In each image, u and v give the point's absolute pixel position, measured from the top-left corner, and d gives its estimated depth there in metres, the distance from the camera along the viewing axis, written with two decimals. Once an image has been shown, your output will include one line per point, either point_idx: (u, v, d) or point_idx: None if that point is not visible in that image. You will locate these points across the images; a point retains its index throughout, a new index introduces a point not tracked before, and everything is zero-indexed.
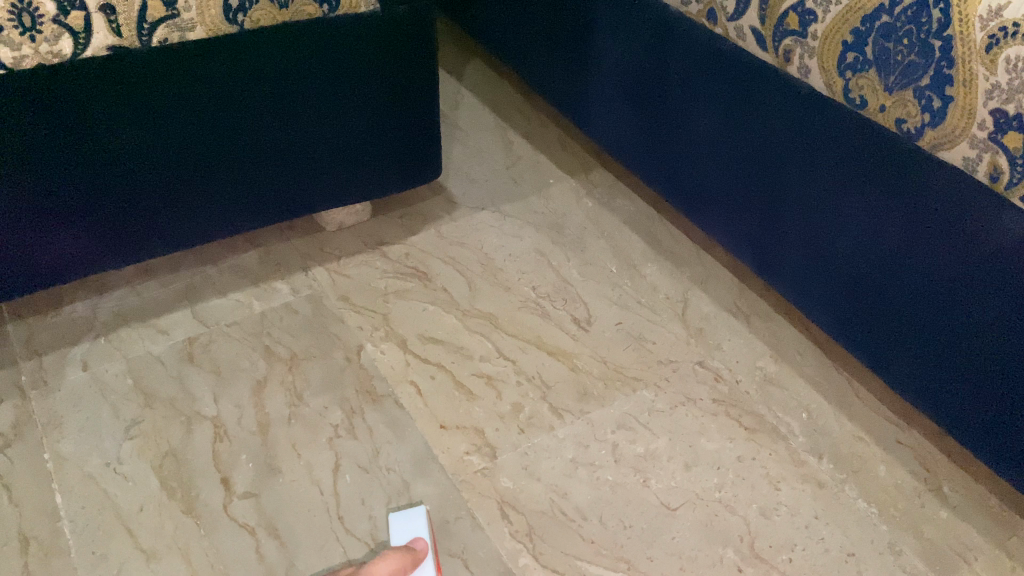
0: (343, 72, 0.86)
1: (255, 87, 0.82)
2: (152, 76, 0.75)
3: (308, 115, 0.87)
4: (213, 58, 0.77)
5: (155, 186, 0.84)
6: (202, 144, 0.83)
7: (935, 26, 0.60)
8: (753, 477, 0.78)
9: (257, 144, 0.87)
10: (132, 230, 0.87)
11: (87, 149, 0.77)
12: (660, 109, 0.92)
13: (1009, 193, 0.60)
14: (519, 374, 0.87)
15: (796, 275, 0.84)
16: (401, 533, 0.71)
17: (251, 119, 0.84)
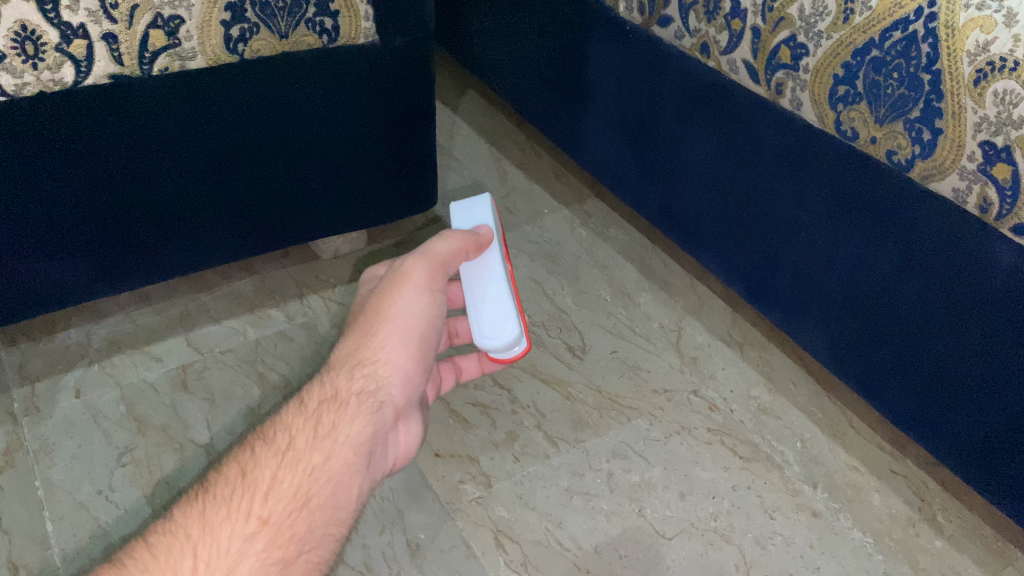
0: (344, 99, 0.87)
1: (255, 111, 0.82)
2: (154, 101, 0.76)
3: (306, 138, 0.88)
4: (213, 84, 0.78)
5: (155, 210, 0.85)
6: (203, 165, 0.84)
7: (924, 60, 0.61)
8: (749, 506, 0.78)
9: (258, 166, 0.87)
10: (134, 261, 0.88)
11: (89, 169, 0.78)
12: (653, 141, 0.94)
13: (999, 224, 0.60)
14: (513, 404, 0.87)
15: (788, 304, 0.85)
16: (466, 219, 0.68)
17: (251, 141, 0.85)
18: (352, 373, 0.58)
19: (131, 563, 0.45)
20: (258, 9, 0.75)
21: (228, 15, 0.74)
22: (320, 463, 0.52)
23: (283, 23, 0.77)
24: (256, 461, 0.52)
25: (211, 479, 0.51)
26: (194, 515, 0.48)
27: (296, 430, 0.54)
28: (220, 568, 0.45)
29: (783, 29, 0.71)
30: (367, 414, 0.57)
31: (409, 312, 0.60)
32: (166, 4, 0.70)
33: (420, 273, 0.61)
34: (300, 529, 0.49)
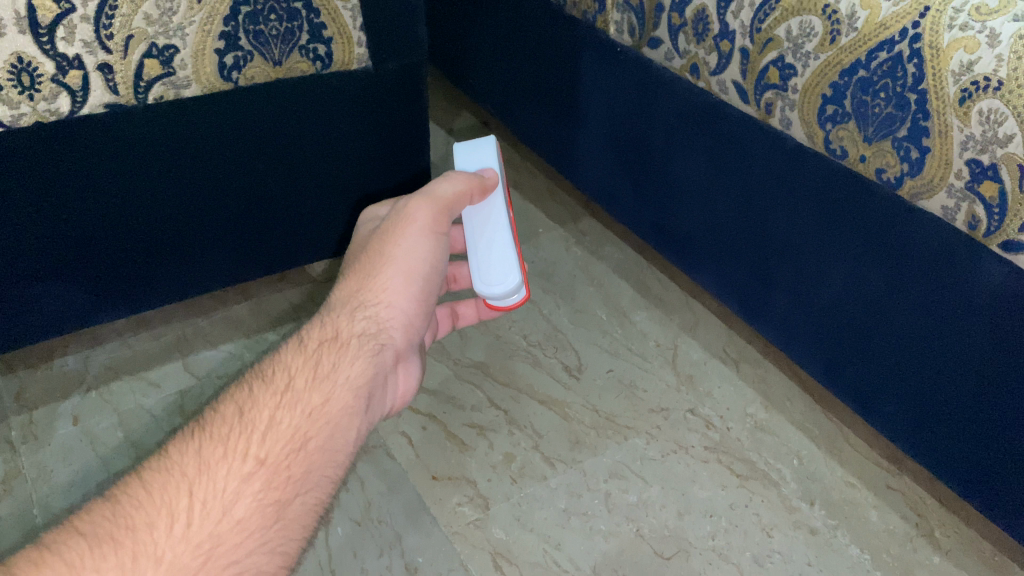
0: (337, 124, 0.87)
1: (250, 134, 0.83)
2: (150, 126, 0.76)
3: (301, 161, 0.89)
4: (208, 110, 0.78)
5: (153, 233, 0.85)
6: (199, 186, 0.84)
7: (909, 79, 0.60)
8: (746, 524, 0.78)
9: (254, 187, 0.88)
10: (121, 258, 0.85)
11: (86, 192, 0.78)
12: (647, 161, 0.95)
13: (988, 240, 0.59)
14: (510, 424, 0.87)
15: (783, 321, 0.86)
16: (470, 162, 0.69)
17: (247, 163, 0.85)
18: (351, 316, 0.57)
19: (120, 502, 0.41)
20: (252, 37, 0.76)
21: (222, 44, 0.75)
22: (320, 404, 0.50)
23: (276, 50, 0.78)
24: (252, 397, 0.49)
25: (203, 417, 0.47)
26: (188, 452, 0.44)
27: (294, 369, 0.52)
28: (216, 508, 0.42)
29: (771, 50, 0.70)
30: (366, 357, 0.55)
31: (410, 256, 0.61)
32: (160, 34, 0.71)
33: (423, 214, 0.62)
34: (298, 470, 0.46)
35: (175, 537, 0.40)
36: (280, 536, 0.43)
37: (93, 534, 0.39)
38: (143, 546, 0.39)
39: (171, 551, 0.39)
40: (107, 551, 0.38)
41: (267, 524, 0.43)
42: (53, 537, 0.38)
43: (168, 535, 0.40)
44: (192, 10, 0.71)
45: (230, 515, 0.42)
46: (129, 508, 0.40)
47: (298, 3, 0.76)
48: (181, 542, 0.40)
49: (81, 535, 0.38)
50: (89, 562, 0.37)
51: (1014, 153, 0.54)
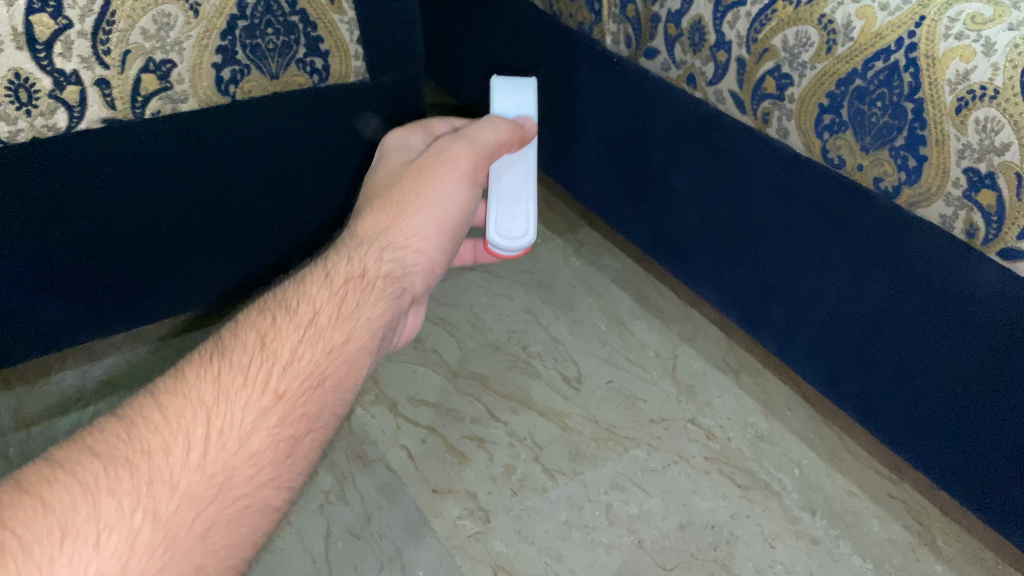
0: (333, 134, 0.88)
1: (250, 145, 0.83)
2: (151, 139, 0.77)
3: (298, 170, 0.89)
4: (208, 123, 0.79)
5: (153, 245, 0.85)
6: (200, 196, 0.84)
7: (906, 88, 0.59)
8: (748, 534, 0.78)
9: (253, 197, 0.88)
10: (132, 259, 0.85)
11: (88, 204, 0.78)
12: (645, 171, 0.95)
13: (986, 248, 0.59)
14: (510, 436, 0.87)
15: (783, 331, 0.86)
16: (508, 110, 0.77)
17: (246, 173, 0.86)
18: (379, 253, 0.57)
19: (136, 424, 0.40)
20: (249, 51, 0.76)
21: (219, 58, 0.75)
22: (343, 341, 0.48)
23: (274, 63, 0.79)
24: (277, 328, 0.47)
25: (224, 342, 0.46)
26: (207, 378, 0.43)
27: (319, 302, 0.50)
28: (232, 438, 0.41)
29: (768, 60, 0.70)
30: (389, 298, 0.54)
31: (442, 199, 0.61)
32: (157, 49, 0.71)
33: (463, 157, 0.63)
34: (315, 406, 0.45)
35: (190, 466, 0.39)
36: (292, 471, 0.42)
37: (109, 457, 0.38)
38: (158, 471, 0.38)
39: (185, 480, 0.38)
40: (120, 476, 0.37)
41: (280, 460, 0.42)
42: (67, 456, 0.37)
43: (182, 463, 0.39)
44: (189, 25, 0.71)
45: (246, 447, 0.41)
46: (145, 431, 0.39)
47: (295, 17, 0.76)
48: (196, 471, 0.39)
49: (96, 457, 0.38)
50: (102, 486, 0.36)
51: (1010, 162, 0.54)
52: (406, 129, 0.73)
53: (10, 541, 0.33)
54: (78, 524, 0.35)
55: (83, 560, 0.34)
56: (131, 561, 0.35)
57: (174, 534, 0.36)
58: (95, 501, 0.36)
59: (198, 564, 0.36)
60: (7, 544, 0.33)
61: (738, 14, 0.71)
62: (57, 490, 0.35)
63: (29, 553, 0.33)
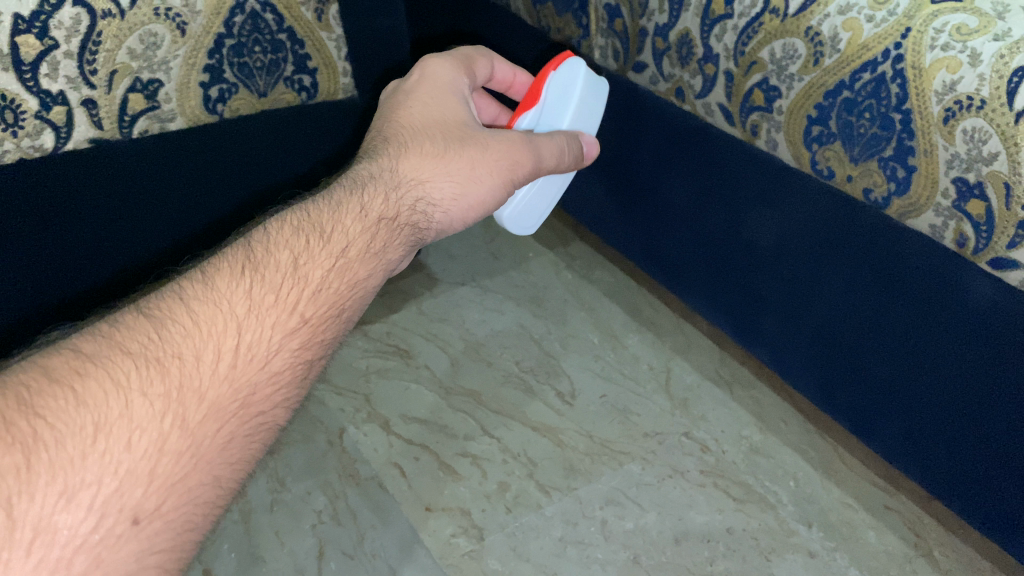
0: (324, 142, 0.92)
1: (246, 148, 0.86)
2: (152, 142, 0.78)
3: (285, 179, 0.92)
4: (205, 129, 0.81)
5: (150, 246, 0.85)
6: (195, 198, 0.85)
7: (893, 99, 0.59)
8: (744, 549, 0.77)
9: (245, 207, 0.90)
10: (137, 248, 0.84)
11: (94, 205, 0.78)
12: (636, 184, 0.95)
13: (976, 257, 0.59)
14: (504, 453, 0.87)
15: (776, 342, 0.86)
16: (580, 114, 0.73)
17: (238, 178, 0.87)
18: (407, 198, 0.56)
19: (168, 324, 0.40)
20: (236, 70, 0.79)
21: (206, 76, 0.78)
22: (364, 279, 0.49)
23: (261, 82, 0.82)
24: (310, 251, 0.47)
25: (256, 254, 0.46)
26: (240, 289, 0.43)
27: (350, 234, 0.50)
28: (259, 356, 0.41)
29: (755, 72, 0.70)
30: (409, 245, 0.55)
31: (484, 189, 0.61)
32: (144, 68, 0.73)
33: (520, 170, 0.63)
34: (331, 339, 0.45)
35: (218, 377, 0.39)
36: (301, 396, 0.43)
37: (140, 355, 0.38)
38: (189, 378, 0.38)
39: (212, 391, 0.39)
40: (153, 377, 0.37)
41: (295, 386, 0.43)
42: (98, 349, 0.37)
43: (212, 372, 0.39)
44: (176, 44, 0.74)
45: (270, 365, 0.41)
46: (177, 334, 0.39)
47: (282, 35, 0.80)
48: (223, 383, 0.39)
49: (128, 354, 0.38)
50: (135, 385, 0.37)
51: (998, 171, 0.54)
52: (452, 67, 0.68)
53: (45, 431, 0.33)
54: (111, 422, 0.35)
55: (113, 460, 0.34)
56: (159, 466, 0.36)
57: (199, 444, 0.37)
58: (128, 399, 0.36)
59: (215, 476, 0.38)
60: (42, 433, 0.33)
61: (724, 28, 0.71)
62: (91, 383, 0.36)
63: (61, 446, 0.33)
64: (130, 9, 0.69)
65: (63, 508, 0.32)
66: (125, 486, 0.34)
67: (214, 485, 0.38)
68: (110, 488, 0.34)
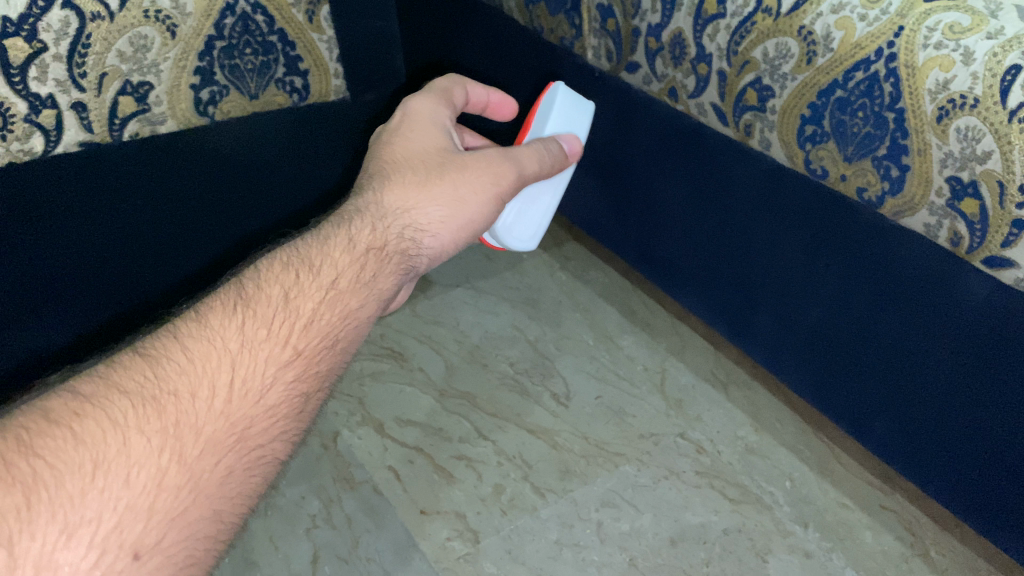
0: (312, 144, 0.93)
1: (235, 157, 0.86)
2: (144, 155, 0.78)
3: (271, 183, 0.93)
4: (195, 140, 0.81)
5: (142, 257, 0.86)
6: (186, 209, 0.86)
7: (887, 98, 0.59)
8: (740, 550, 0.77)
9: (231, 210, 0.90)
10: (130, 259, 0.85)
11: (88, 220, 0.78)
12: (629, 185, 0.95)
13: (970, 257, 0.59)
14: (499, 455, 0.86)
15: (770, 343, 0.85)
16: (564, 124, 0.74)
17: (227, 186, 0.88)
18: (398, 227, 0.56)
19: (162, 364, 0.40)
20: (227, 72, 0.79)
21: (197, 79, 0.77)
22: (358, 308, 0.49)
23: (252, 84, 0.82)
24: (299, 285, 0.47)
25: (247, 291, 0.46)
26: (233, 325, 0.43)
27: (340, 265, 0.50)
28: (253, 390, 0.41)
29: (748, 72, 0.70)
30: (402, 272, 0.54)
31: (474, 206, 0.61)
32: (134, 71, 0.73)
33: (505, 182, 0.62)
34: (329, 371, 0.45)
35: (214, 412, 0.39)
36: (302, 429, 0.43)
37: (136, 394, 0.38)
38: (185, 415, 0.39)
39: (209, 426, 0.39)
40: (149, 415, 0.38)
41: (294, 418, 0.43)
42: (95, 391, 0.38)
43: (208, 408, 0.39)
44: (167, 46, 0.73)
45: (266, 400, 0.42)
46: (172, 372, 0.40)
47: (274, 36, 0.80)
48: (219, 417, 0.40)
49: (124, 394, 0.38)
50: (132, 423, 0.37)
51: (992, 170, 0.54)
52: (432, 96, 0.67)
53: (44, 472, 0.34)
54: (109, 459, 0.36)
55: (112, 496, 0.35)
56: (158, 500, 0.36)
57: (198, 477, 0.37)
58: (125, 436, 0.37)
59: (216, 510, 0.38)
60: (42, 473, 0.34)
61: (717, 27, 0.71)
62: (88, 422, 0.36)
63: (61, 485, 0.34)
64: (119, 12, 0.69)
65: (63, 545, 0.33)
66: (125, 521, 0.34)
67: (216, 520, 0.38)
68: (110, 523, 0.34)
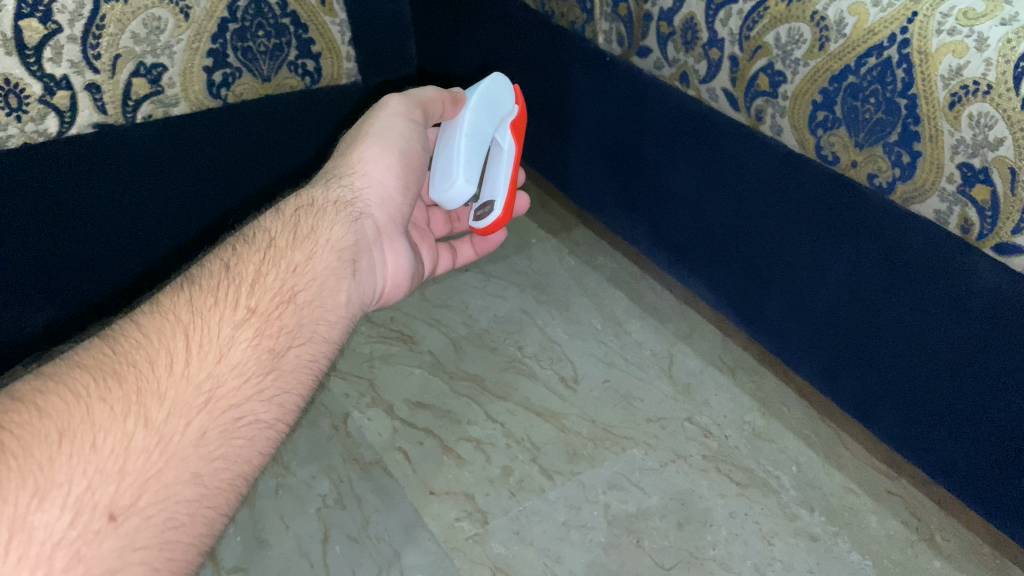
0: (319, 129, 0.93)
1: (240, 141, 0.87)
2: (151, 138, 0.79)
3: (274, 170, 0.93)
4: (202, 125, 0.82)
5: (146, 244, 0.86)
6: (189, 195, 0.87)
7: (899, 84, 0.59)
8: (747, 533, 0.78)
9: (233, 198, 0.91)
10: (135, 245, 0.85)
11: (93, 202, 0.79)
12: (637, 170, 0.95)
13: (981, 243, 0.59)
14: (507, 437, 0.87)
15: (778, 328, 0.86)
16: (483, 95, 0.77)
17: (230, 172, 0.89)
18: (327, 187, 0.64)
19: (118, 342, 0.43)
20: (240, 54, 0.80)
21: (210, 61, 0.78)
22: (303, 260, 0.55)
23: (265, 67, 0.83)
24: (238, 256, 0.53)
25: (192, 272, 0.51)
26: (181, 302, 0.47)
27: (275, 230, 0.57)
28: (211, 353, 0.45)
29: (760, 57, 0.70)
30: (348, 219, 0.61)
31: (389, 132, 0.69)
32: (148, 53, 0.73)
33: (410, 111, 0.70)
34: (288, 318, 0.50)
35: (173, 377, 0.43)
36: (270, 385, 0.47)
37: (96, 368, 0.41)
38: (145, 383, 0.42)
39: (171, 390, 0.42)
40: (110, 385, 0.41)
41: (261, 371, 0.46)
42: (55, 368, 0.40)
43: (167, 374, 0.43)
44: (180, 28, 0.74)
45: (226, 360, 0.45)
46: (129, 347, 0.43)
47: (286, 19, 0.81)
48: (179, 383, 0.43)
49: (85, 370, 0.41)
50: (94, 394, 0.40)
51: (1004, 157, 0.54)
52: None
53: (13, 442, 0.36)
54: (75, 428, 0.38)
55: (81, 461, 0.37)
56: (127, 464, 0.38)
57: (167, 440, 0.40)
58: (88, 407, 0.39)
59: (194, 473, 0.40)
60: (11, 442, 0.36)
61: (730, 12, 0.70)
62: (52, 397, 0.38)
63: (29, 452, 0.36)
64: None
65: (37, 508, 0.35)
66: (95, 484, 0.37)
67: (196, 482, 0.40)
68: (81, 486, 0.36)
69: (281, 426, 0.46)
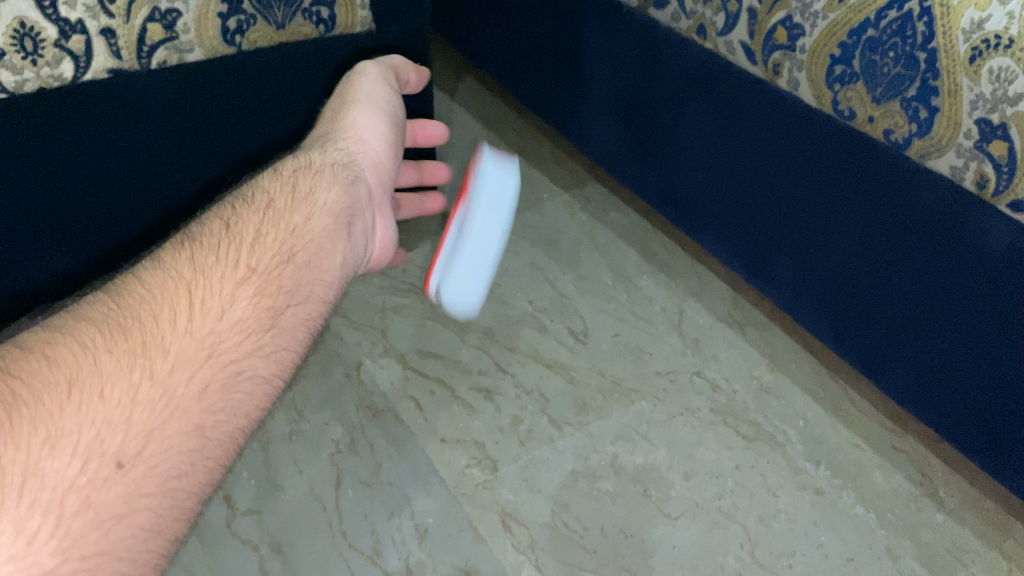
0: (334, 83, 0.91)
1: (251, 92, 0.86)
2: (162, 88, 0.78)
3: (288, 122, 0.92)
4: (213, 75, 0.81)
5: (155, 194, 0.86)
6: (200, 145, 0.86)
7: (919, 37, 0.58)
8: (753, 485, 0.79)
9: (244, 150, 0.90)
10: (143, 196, 0.85)
11: (103, 151, 0.78)
12: (652, 125, 0.94)
13: (997, 200, 0.59)
14: (518, 389, 0.88)
15: (790, 285, 0.86)
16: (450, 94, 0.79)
17: (240, 123, 0.88)
18: (324, 150, 0.65)
19: (123, 296, 0.44)
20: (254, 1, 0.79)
21: (224, 7, 0.77)
22: (302, 222, 0.55)
23: (279, 13, 0.82)
24: (239, 215, 0.53)
25: (193, 229, 0.52)
26: (183, 258, 0.48)
27: (276, 189, 0.57)
28: (214, 309, 0.46)
29: (779, 9, 0.69)
30: (344, 181, 0.62)
31: (376, 101, 0.70)
32: None
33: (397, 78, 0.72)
34: (286, 276, 0.51)
35: (178, 331, 0.43)
36: (269, 340, 0.47)
37: (103, 321, 0.42)
38: (151, 336, 0.42)
39: (176, 345, 0.43)
40: (117, 338, 0.41)
41: (261, 329, 0.47)
42: (61, 322, 0.41)
43: (172, 328, 0.43)
44: None
45: (227, 316, 0.46)
46: (133, 301, 0.44)
47: None
48: (184, 337, 0.43)
49: (92, 323, 0.41)
50: (101, 346, 0.40)
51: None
52: None
53: (22, 390, 0.37)
54: (83, 378, 0.39)
55: (90, 411, 0.38)
56: (135, 414, 0.39)
57: (172, 392, 0.41)
58: (95, 358, 0.40)
59: (197, 424, 0.41)
60: (20, 391, 0.36)
61: None
62: (60, 348, 0.39)
63: (39, 401, 0.37)
64: None
65: (48, 454, 0.36)
66: (104, 432, 0.38)
67: (199, 433, 0.41)
68: (90, 435, 0.37)
69: (277, 381, 0.47)
